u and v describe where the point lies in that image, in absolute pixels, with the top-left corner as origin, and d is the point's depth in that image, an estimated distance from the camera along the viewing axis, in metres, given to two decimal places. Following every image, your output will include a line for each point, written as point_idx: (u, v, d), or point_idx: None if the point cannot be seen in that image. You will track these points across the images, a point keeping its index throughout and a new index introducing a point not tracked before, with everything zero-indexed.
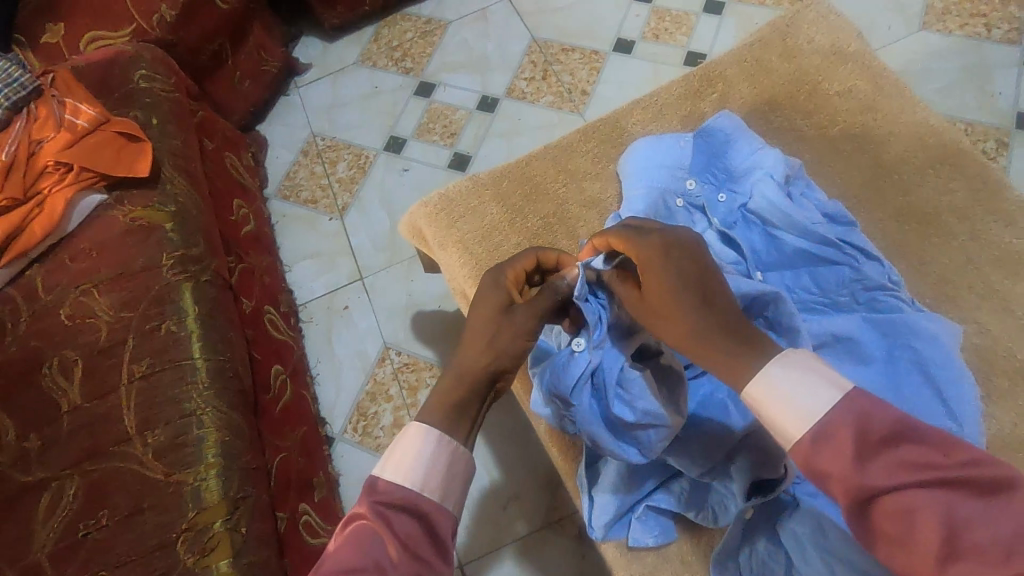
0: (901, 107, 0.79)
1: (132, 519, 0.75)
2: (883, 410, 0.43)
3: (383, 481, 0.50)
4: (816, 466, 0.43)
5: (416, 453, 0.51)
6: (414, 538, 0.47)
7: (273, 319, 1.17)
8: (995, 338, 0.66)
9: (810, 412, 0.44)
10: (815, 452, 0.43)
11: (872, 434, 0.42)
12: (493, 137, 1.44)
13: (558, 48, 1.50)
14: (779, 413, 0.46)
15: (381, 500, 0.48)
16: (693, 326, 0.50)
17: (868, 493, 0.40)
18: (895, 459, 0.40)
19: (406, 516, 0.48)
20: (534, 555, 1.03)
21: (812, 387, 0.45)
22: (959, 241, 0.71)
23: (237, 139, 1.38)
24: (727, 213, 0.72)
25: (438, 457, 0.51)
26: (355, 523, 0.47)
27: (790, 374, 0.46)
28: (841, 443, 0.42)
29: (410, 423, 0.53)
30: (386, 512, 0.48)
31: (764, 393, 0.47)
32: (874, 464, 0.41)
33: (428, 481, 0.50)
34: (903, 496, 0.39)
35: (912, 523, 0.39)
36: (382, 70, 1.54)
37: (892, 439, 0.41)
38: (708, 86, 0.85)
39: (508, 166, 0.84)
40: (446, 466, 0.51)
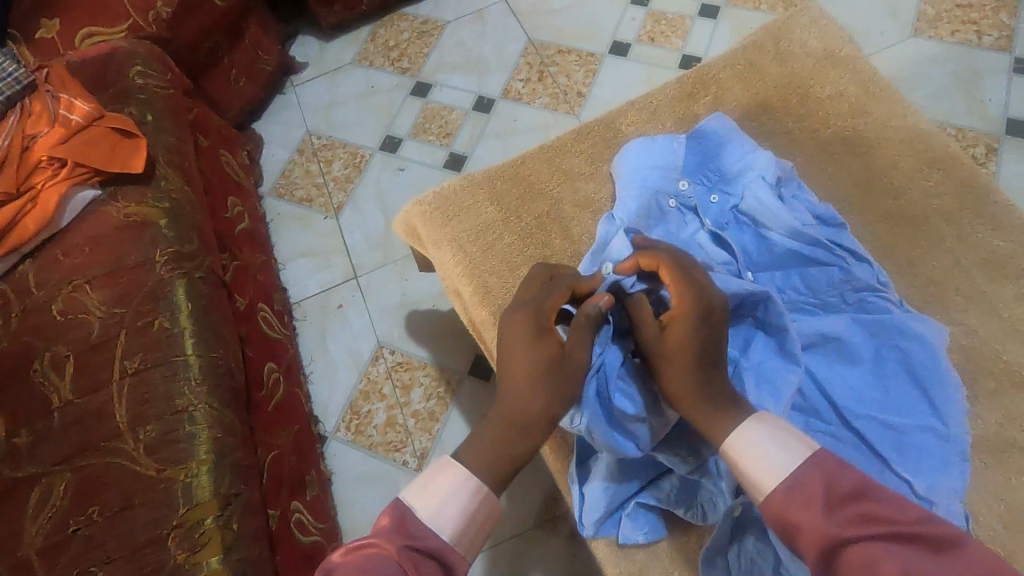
0: (891, 111, 0.80)
1: (123, 515, 0.75)
2: (849, 474, 0.48)
3: (416, 521, 0.52)
4: (789, 517, 0.47)
5: (454, 501, 0.53)
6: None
7: (266, 317, 1.17)
8: (981, 340, 0.67)
9: (782, 464, 0.50)
10: (787, 502, 0.48)
11: (838, 490, 0.46)
12: (489, 138, 1.44)
13: (554, 50, 1.51)
14: (755, 465, 0.51)
15: (410, 541, 0.50)
16: (700, 386, 0.56)
17: (833, 543, 0.44)
18: (857, 512, 0.44)
19: (430, 558, 0.51)
20: (524, 554, 1.04)
21: (783, 442, 0.51)
22: (947, 244, 0.72)
23: (233, 137, 1.38)
24: (719, 214, 0.73)
25: (471, 508, 0.54)
26: (378, 548, 0.49)
27: (766, 432, 0.52)
28: (810, 496, 0.47)
29: (452, 465, 0.55)
30: (413, 555, 0.50)
31: (744, 446, 0.52)
32: (838, 515, 0.45)
33: (459, 531, 0.53)
34: (864, 544, 0.42)
35: (875, 572, 0.41)
36: (378, 70, 1.54)
37: (855, 497, 0.46)
38: (702, 88, 0.85)
39: (503, 165, 0.85)
40: (476, 518, 0.54)
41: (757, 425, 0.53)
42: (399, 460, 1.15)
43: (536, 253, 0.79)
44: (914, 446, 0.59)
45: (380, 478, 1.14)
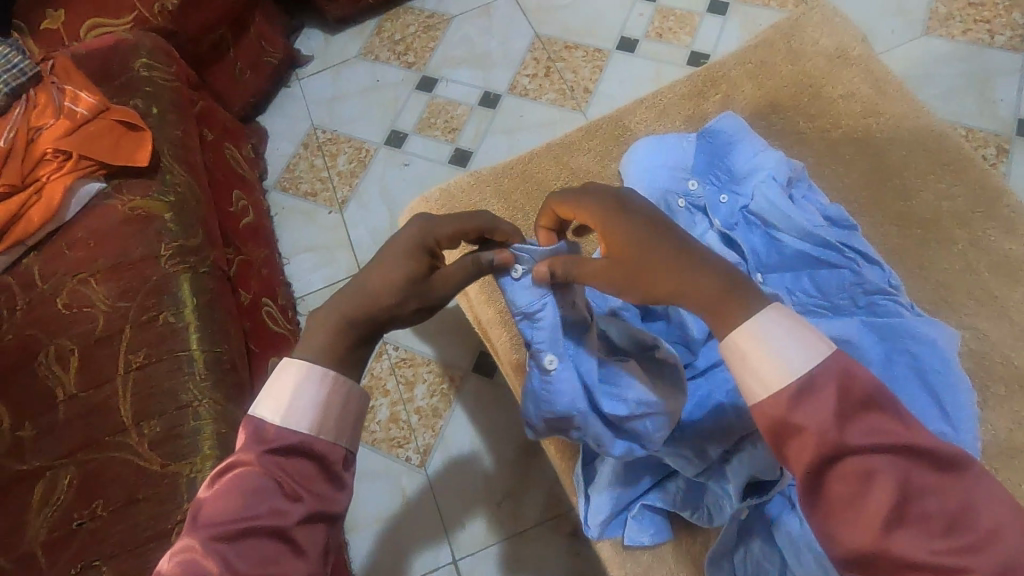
0: (905, 112, 0.79)
1: (127, 510, 0.75)
2: (861, 377, 0.44)
3: (273, 426, 0.49)
4: (792, 419, 0.43)
5: (305, 395, 0.50)
6: (306, 477, 0.48)
7: (270, 311, 1.17)
8: (993, 344, 0.67)
9: (794, 363, 0.44)
10: (797, 407, 0.43)
11: (853, 396, 0.43)
12: (494, 134, 1.43)
13: (561, 45, 1.50)
14: (760, 360, 0.45)
15: (271, 448, 0.48)
16: (682, 269, 0.49)
17: (838, 449, 0.41)
18: (868, 424, 0.42)
19: (299, 457, 0.49)
20: (527, 552, 1.04)
21: (798, 338, 0.45)
22: (959, 247, 0.72)
23: (238, 130, 1.37)
24: (727, 214, 0.72)
25: (331, 399, 0.50)
26: (239, 468, 0.48)
27: (779, 325, 0.45)
28: (823, 402, 0.43)
29: (295, 363, 0.51)
30: (276, 459, 0.48)
31: (750, 335, 0.45)
32: (853, 424, 0.42)
33: (324, 421, 0.50)
34: (870, 458, 0.41)
35: (871, 483, 0.40)
36: (383, 63, 1.54)
37: (868, 404, 0.43)
38: (712, 87, 0.84)
39: (511, 162, 0.84)
40: (340, 405, 0.51)
41: (773, 313, 0.46)
42: (402, 457, 1.12)
43: None
44: None
45: (382, 475, 1.11)
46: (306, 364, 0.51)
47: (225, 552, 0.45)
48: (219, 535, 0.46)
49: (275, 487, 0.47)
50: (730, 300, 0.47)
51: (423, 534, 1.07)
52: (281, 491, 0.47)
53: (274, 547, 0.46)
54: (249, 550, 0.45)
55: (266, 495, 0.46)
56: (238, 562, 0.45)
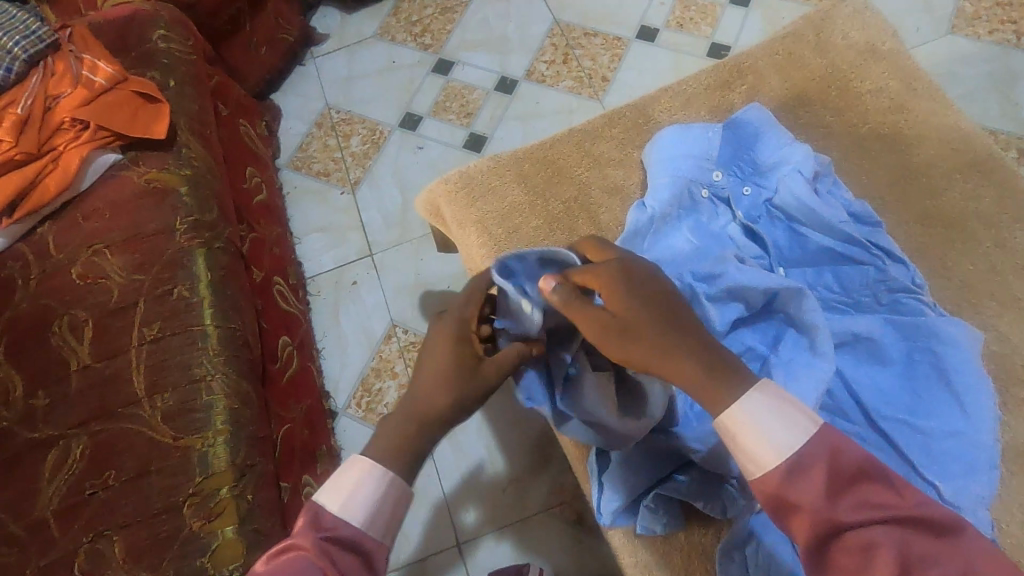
0: (933, 110, 0.78)
1: (140, 481, 0.75)
2: (852, 447, 0.46)
3: (329, 514, 0.51)
4: (787, 496, 0.45)
5: (363, 491, 0.52)
6: (349, 569, 0.49)
7: (282, 290, 1.17)
8: (1014, 347, 0.66)
9: (783, 445, 0.46)
10: (787, 484, 0.45)
11: (842, 471, 0.44)
12: (510, 120, 1.42)
13: (580, 32, 1.48)
14: (753, 442, 0.46)
15: (326, 537, 0.50)
16: (663, 349, 0.50)
17: (833, 526, 0.43)
18: (862, 496, 0.43)
19: (348, 545, 0.50)
20: (530, 539, 1.04)
21: (788, 421, 0.47)
22: (983, 248, 0.71)
23: (252, 107, 1.36)
24: (749, 206, 0.71)
25: (385, 498, 0.52)
26: (295, 551, 0.48)
27: (768, 407, 0.47)
28: (814, 477, 0.44)
29: (362, 459, 0.53)
30: (328, 547, 0.49)
31: (741, 417, 0.47)
32: (843, 498, 0.43)
33: (379, 519, 0.52)
34: (866, 531, 0.42)
35: (871, 558, 0.41)
36: (400, 45, 1.52)
37: (858, 476, 0.44)
38: (738, 77, 0.83)
39: (531, 147, 0.83)
40: (391, 507, 0.53)
41: (759, 396, 0.48)
42: None
43: (563, 239, 0.78)
44: (941, 452, 0.58)
45: None
46: (371, 461, 0.54)
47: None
48: None
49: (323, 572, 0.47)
50: (708, 381, 0.49)
51: (426, 518, 1.07)
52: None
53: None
54: None
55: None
56: None
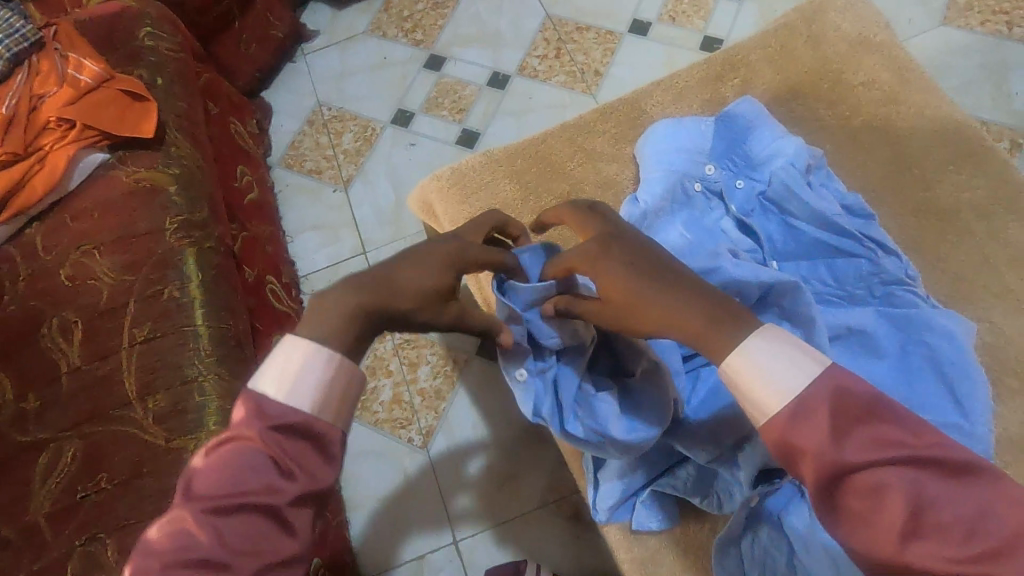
0: (925, 101, 0.77)
1: (132, 483, 0.75)
2: (857, 387, 0.44)
3: (272, 402, 0.47)
4: (791, 441, 0.43)
5: (309, 376, 0.48)
6: (301, 454, 0.47)
7: (274, 289, 1.16)
8: (1008, 338, 0.66)
9: (789, 389, 0.44)
10: (790, 429, 0.43)
11: (848, 412, 0.42)
12: (503, 115, 1.42)
13: (572, 26, 1.48)
14: (758, 389, 0.45)
15: (272, 423, 0.46)
16: (659, 305, 0.49)
17: (840, 469, 0.41)
18: (870, 438, 0.41)
19: (297, 433, 0.47)
20: (528, 535, 1.04)
21: (794, 364, 0.45)
22: (977, 239, 0.71)
23: (243, 105, 1.35)
24: (742, 199, 0.71)
25: (333, 381, 0.49)
26: (239, 442, 0.46)
27: (772, 353, 0.46)
28: (818, 421, 0.42)
29: (303, 343, 0.49)
30: (276, 436, 0.46)
31: (749, 370, 0.46)
32: (849, 439, 0.42)
33: (325, 405, 0.48)
34: (874, 472, 0.40)
35: (881, 500, 0.40)
36: (391, 40, 1.51)
37: (866, 416, 0.42)
38: (731, 70, 0.83)
39: (524, 142, 0.82)
40: (340, 388, 0.49)
41: (761, 341, 0.46)
42: (404, 438, 1.12)
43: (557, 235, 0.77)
44: None
45: (385, 456, 1.11)
46: (312, 345, 0.49)
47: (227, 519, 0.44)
48: (212, 509, 0.44)
49: (273, 463, 0.45)
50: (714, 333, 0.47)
51: (424, 515, 1.07)
52: (277, 468, 0.45)
53: (263, 523, 0.44)
54: (240, 525, 0.44)
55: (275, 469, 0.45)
56: (228, 534, 0.44)
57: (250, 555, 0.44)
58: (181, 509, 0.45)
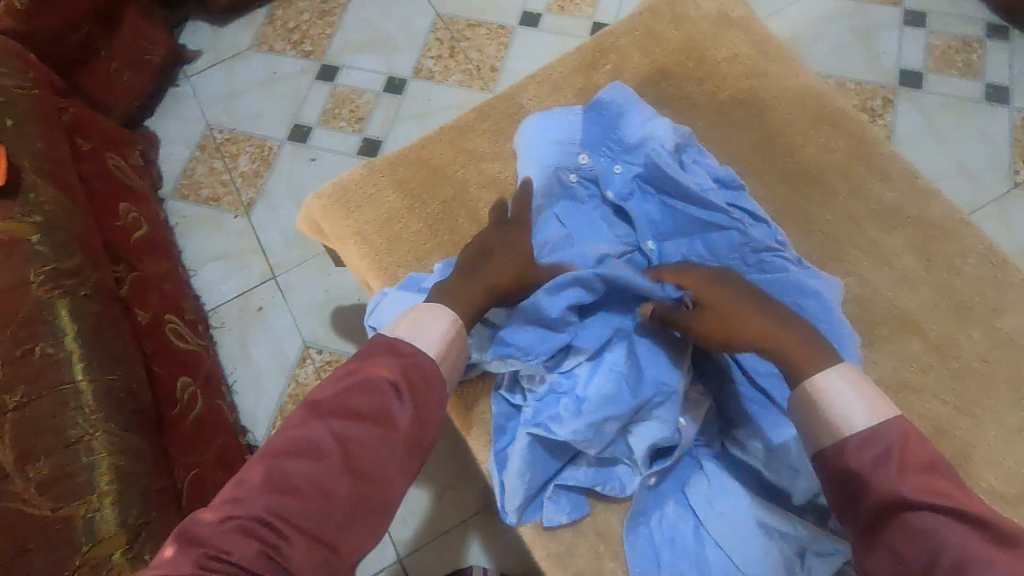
0: (784, 71, 0.81)
1: (16, 563, 0.65)
2: (924, 445, 0.51)
3: (404, 344, 0.58)
4: (857, 467, 0.51)
5: (435, 328, 0.59)
6: (416, 392, 0.56)
7: (175, 328, 1.10)
8: (877, 289, 0.70)
9: (861, 422, 0.52)
10: (858, 455, 0.51)
11: (915, 458, 0.50)
12: (403, 120, 1.39)
13: (463, 24, 1.46)
14: (835, 414, 0.53)
15: (404, 361, 0.57)
16: (762, 326, 0.60)
17: (895, 502, 0.48)
18: (927, 487, 0.48)
19: (419, 371, 0.57)
20: (470, 541, 1.03)
21: (868, 402, 0.53)
22: (843, 197, 0.74)
23: (121, 137, 1.27)
24: (615, 183, 0.72)
25: (454, 332, 0.60)
26: (380, 380, 0.55)
27: (851, 387, 0.54)
28: (885, 459, 0.50)
29: (438, 305, 0.61)
30: (404, 371, 0.56)
31: (828, 398, 0.54)
32: (910, 480, 0.49)
33: (442, 351, 0.59)
34: (924, 515, 0.47)
35: (926, 540, 0.46)
36: (279, 54, 1.45)
37: (928, 469, 0.49)
38: (601, 57, 0.83)
39: (403, 149, 0.81)
40: (456, 340, 0.60)
41: (843, 376, 0.55)
42: None
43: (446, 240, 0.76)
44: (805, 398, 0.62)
45: None
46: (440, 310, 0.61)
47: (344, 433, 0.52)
48: (339, 417, 0.53)
49: (388, 389, 0.54)
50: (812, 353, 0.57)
51: None
52: (388, 395, 0.54)
53: (367, 444, 0.52)
54: (346, 433, 0.52)
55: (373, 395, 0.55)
56: (332, 442, 0.52)
57: (360, 474, 0.51)
58: (309, 426, 0.53)
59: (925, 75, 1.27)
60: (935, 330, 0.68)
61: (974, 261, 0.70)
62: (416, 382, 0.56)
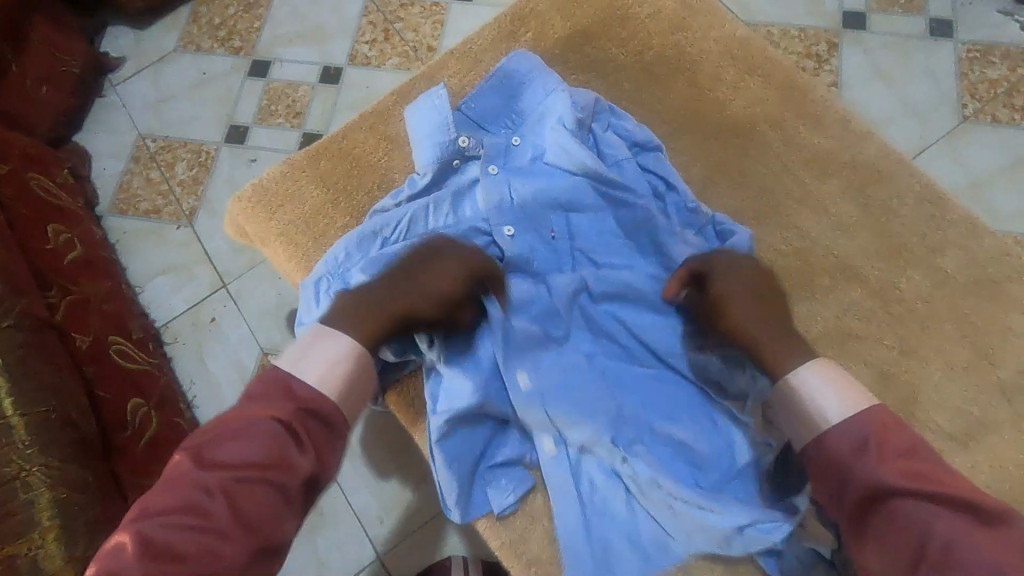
0: (710, 22, 0.78)
1: None
2: (902, 432, 0.53)
3: (298, 383, 0.56)
4: (837, 457, 0.53)
5: (330, 359, 0.58)
6: (316, 433, 0.55)
7: (123, 349, 1.10)
8: (814, 241, 0.71)
9: (839, 412, 0.55)
10: (835, 444, 0.54)
11: (891, 446, 0.52)
12: (342, 111, 1.34)
13: (396, 4, 1.41)
14: (814, 404, 0.56)
15: (299, 403, 0.55)
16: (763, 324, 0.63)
17: (879, 491, 0.50)
18: (912, 474, 0.50)
19: (318, 415, 0.56)
20: (448, 533, 1.02)
21: (843, 391, 0.56)
22: (774, 150, 0.74)
23: (45, 155, 1.21)
24: (524, 157, 0.73)
25: (352, 367, 0.59)
26: (274, 420, 0.53)
27: (826, 379, 0.57)
28: (864, 448, 0.52)
29: (340, 335, 0.59)
30: (300, 414, 0.55)
31: (808, 391, 0.57)
32: (892, 468, 0.51)
33: (342, 393, 0.58)
34: (909, 503, 0.49)
35: (913, 528, 0.49)
36: (207, 53, 1.39)
37: (908, 455, 0.52)
38: (522, 25, 0.80)
39: (324, 141, 0.77)
40: (356, 376, 0.59)
41: (819, 368, 0.57)
42: None
43: None
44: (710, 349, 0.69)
45: None
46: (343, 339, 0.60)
47: (238, 488, 0.51)
48: (226, 473, 0.51)
49: (286, 433, 0.53)
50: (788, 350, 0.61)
51: (342, 542, 1.03)
52: (292, 441, 0.53)
53: (271, 497, 0.51)
54: (245, 492, 0.51)
55: (269, 405, 0.55)
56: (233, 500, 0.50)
57: (260, 525, 0.50)
58: (195, 480, 0.51)
59: (868, 15, 1.25)
60: (876, 276, 0.69)
61: (911, 202, 0.71)
62: (323, 429, 0.56)
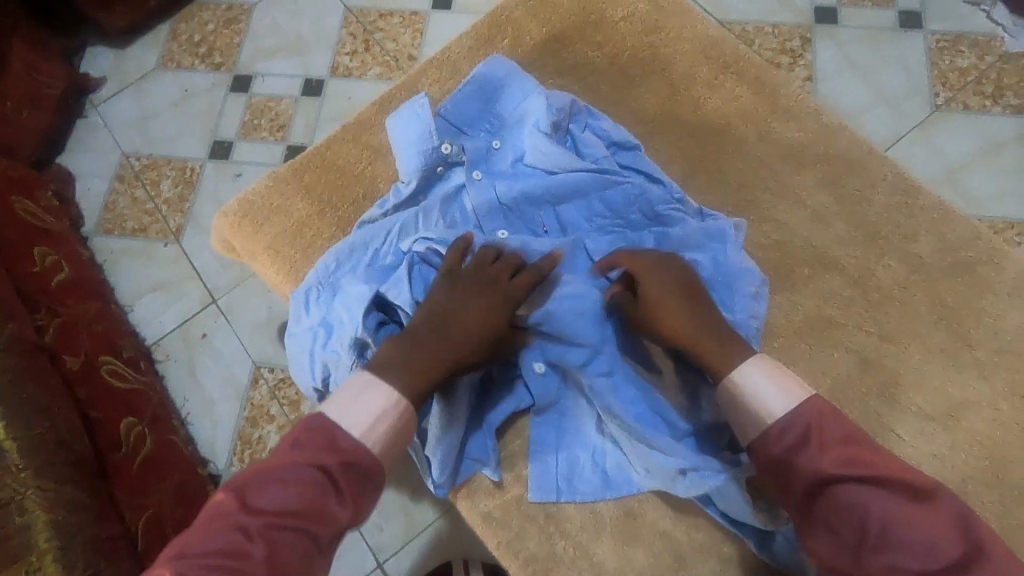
0: (682, 23, 0.80)
1: None
2: (841, 421, 0.56)
3: (338, 432, 0.57)
4: (779, 453, 0.56)
5: (369, 406, 0.58)
6: (351, 483, 0.55)
7: (113, 369, 1.09)
8: (792, 232, 0.73)
9: (779, 409, 0.57)
10: (779, 439, 0.56)
11: (831, 437, 0.55)
12: (326, 123, 1.35)
13: (375, 15, 1.42)
14: (753, 401, 0.59)
15: (339, 455, 0.55)
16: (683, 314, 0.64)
17: (821, 481, 0.53)
18: (848, 460, 0.53)
19: (356, 468, 0.56)
20: (448, 536, 1.03)
21: (779, 385, 0.58)
22: (750, 145, 0.76)
23: (28, 179, 1.21)
24: (506, 160, 0.74)
25: (388, 417, 0.59)
26: (314, 470, 0.54)
27: (763, 372, 0.60)
28: (807, 442, 0.55)
29: (378, 382, 0.60)
30: (340, 464, 0.55)
31: (745, 386, 0.59)
32: (831, 456, 0.54)
33: (380, 441, 0.58)
34: (848, 490, 0.52)
35: (854, 513, 0.51)
36: (188, 70, 1.40)
37: (845, 444, 0.55)
38: (498, 31, 0.81)
39: (307, 154, 0.78)
40: (394, 426, 0.59)
41: (756, 363, 0.60)
42: None
43: None
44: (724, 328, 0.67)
45: None
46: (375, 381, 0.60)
47: (277, 532, 0.51)
48: (268, 520, 0.51)
49: (325, 483, 0.53)
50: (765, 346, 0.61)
51: (343, 551, 1.03)
52: (331, 491, 0.54)
53: (307, 543, 0.51)
54: (285, 539, 0.51)
55: (311, 453, 0.55)
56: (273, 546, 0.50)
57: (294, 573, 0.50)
58: (236, 522, 0.51)
59: (839, 10, 1.27)
60: (853, 264, 0.71)
61: (884, 190, 0.73)
62: (362, 478, 0.56)
